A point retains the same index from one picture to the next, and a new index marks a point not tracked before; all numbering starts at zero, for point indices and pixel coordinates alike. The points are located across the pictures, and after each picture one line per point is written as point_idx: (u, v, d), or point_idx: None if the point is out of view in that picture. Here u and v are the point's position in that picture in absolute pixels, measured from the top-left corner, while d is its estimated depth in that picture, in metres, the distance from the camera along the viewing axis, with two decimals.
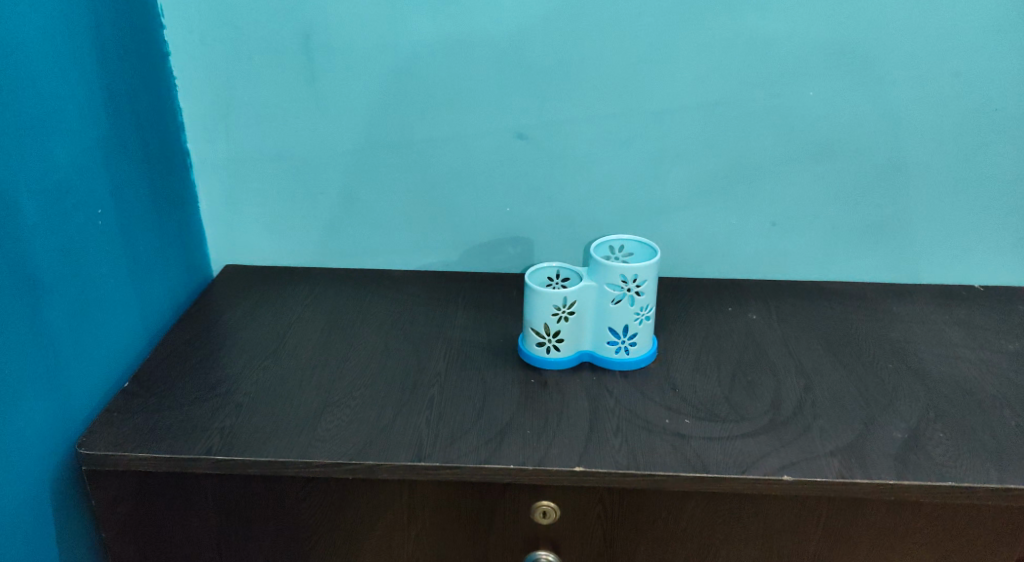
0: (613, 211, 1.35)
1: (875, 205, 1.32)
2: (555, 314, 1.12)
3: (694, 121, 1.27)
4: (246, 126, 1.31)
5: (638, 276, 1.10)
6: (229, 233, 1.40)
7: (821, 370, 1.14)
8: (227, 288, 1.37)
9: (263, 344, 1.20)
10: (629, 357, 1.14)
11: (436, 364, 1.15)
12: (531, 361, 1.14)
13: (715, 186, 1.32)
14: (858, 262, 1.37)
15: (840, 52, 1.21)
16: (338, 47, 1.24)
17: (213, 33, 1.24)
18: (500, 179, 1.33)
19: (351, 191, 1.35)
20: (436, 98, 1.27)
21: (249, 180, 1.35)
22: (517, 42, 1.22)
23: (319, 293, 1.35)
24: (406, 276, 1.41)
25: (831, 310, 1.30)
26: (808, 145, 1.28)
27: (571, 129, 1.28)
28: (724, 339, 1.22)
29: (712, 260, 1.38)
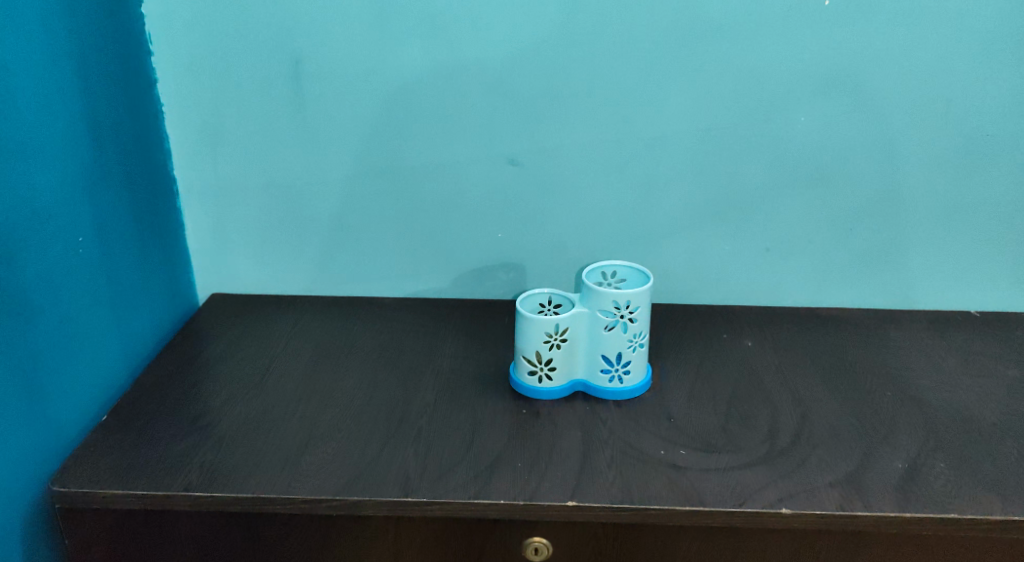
0: (602, 239, 1.32)
1: (864, 229, 1.30)
2: (547, 342, 1.09)
3: (686, 146, 1.25)
4: (234, 155, 1.29)
5: (630, 303, 1.08)
6: (215, 257, 1.37)
7: (819, 399, 1.12)
8: (224, 314, 1.34)
9: (248, 376, 1.17)
10: (621, 386, 1.12)
11: (427, 397, 1.12)
12: (522, 391, 1.12)
13: (706, 211, 1.30)
14: (854, 287, 1.34)
15: (828, 77, 1.20)
16: (326, 72, 1.22)
17: (204, 59, 1.23)
18: (491, 205, 1.31)
19: (339, 218, 1.33)
20: (429, 127, 1.25)
21: (237, 207, 1.33)
22: (506, 69, 1.21)
23: (309, 322, 1.32)
24: (397, 303, 1.38)
25: (828, 338, 1.27)
26: (799, 170, 1.26)
27: (562, 156, 1.27)
28: (720, 367, 1.20)
29: (708, 287, 1.36)
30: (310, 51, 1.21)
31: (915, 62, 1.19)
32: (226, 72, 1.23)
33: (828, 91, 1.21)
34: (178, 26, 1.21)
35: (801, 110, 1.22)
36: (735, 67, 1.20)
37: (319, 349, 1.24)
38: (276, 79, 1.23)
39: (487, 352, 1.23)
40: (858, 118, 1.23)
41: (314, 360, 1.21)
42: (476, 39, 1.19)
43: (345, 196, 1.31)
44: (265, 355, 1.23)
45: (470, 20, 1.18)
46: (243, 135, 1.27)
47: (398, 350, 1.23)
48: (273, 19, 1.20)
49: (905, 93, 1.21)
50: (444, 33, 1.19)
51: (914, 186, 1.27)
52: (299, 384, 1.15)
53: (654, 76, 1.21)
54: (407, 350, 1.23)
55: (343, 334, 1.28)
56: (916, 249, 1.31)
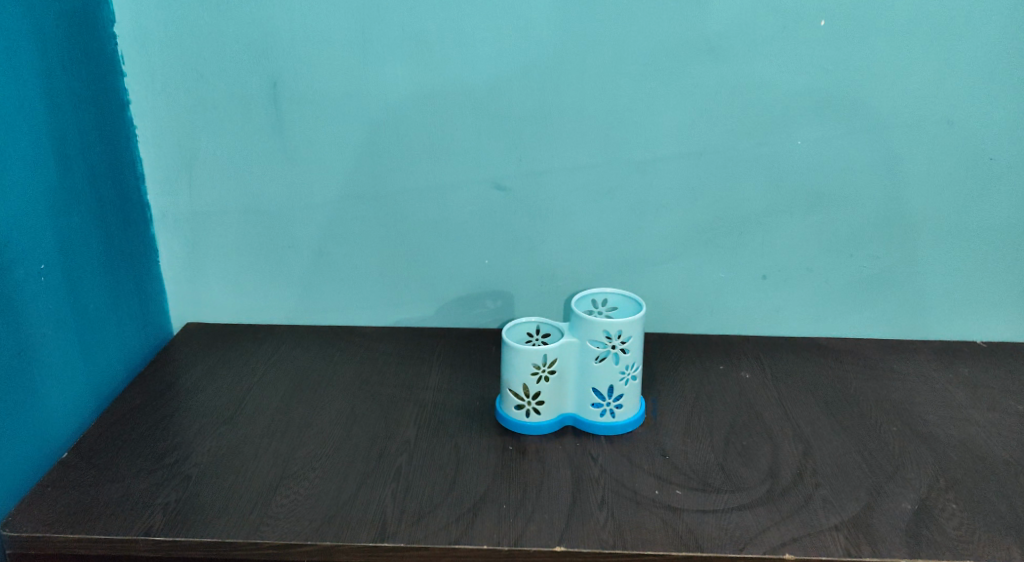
0: (593, 266, 1.27)
1: (864, 255, 1.25)
2: (535, 374, 1.04)
3: (680, 170, 1.21)
4: (211, 179, 1.24)
5: (622, 332, 1.03)
6: (190, 285, 1.31)
7: (821, 435, 1.06)
8: (198, 343, 1.29)
9: (220, 409, 1.11)
10: (614, 421, 1.06)
11: (408, 432, 1.06)
12: (510, 426, 1.06)
13: (700, 237, 1.25)
14: (854, 317, 1.30)
15: (826, 100, 1.16)
16: (306, 94, 1.18)
17: (179, 80, 1.18)
18: (478, 232, 1.26)
19: (320, 244, 1.27)
20: (413, 149, 1.21)
21: (213, 233, 1.28)
22: (494, 91, 1.17)
23: (287, 352, 1.26)
24: (380, 332, 1.32)
25: (829, 369, 1.22)
26: (797, 194, 1.22)
27: (552, 180, 1.22)
28: (717, 401, 1.14)
29: (702, 316, 1.31)
30: (290, 73, 1.17)
31: (913, 85, 1.15)
32: (203, 93, 1.19)
33: (826, 113, 1.17)
34: (153, 46, 1.16)
35: (798, 133, 1.18)
36: (729, 90, 1.16)
37: (296, 380, 1.18)
38: (255, 103, 1.19)
39: (473, 384, 1.17)
40: (858, 143, 1.19)
41: (290, 392, 1.16)
42: (462, 59, 1.15)
43: (327, 222, 1.26)
44: (239, 387, 1.17)
45: (456, 40, 1.14)
46: (221, 158, 1.23)
47: (379, 382, 1.18)
48: (253, 39, 1.16)
49: (904, 116, 1.17)
50: (429, 55, 1.15)
51: (915, 211, 1.22)
52: (273, 418, 1.09)
53: (646, 100, 1.17)
54: (389, 381, 1.18)
55: (322, 365, 1.22)
56: (918, 276, 1.26)
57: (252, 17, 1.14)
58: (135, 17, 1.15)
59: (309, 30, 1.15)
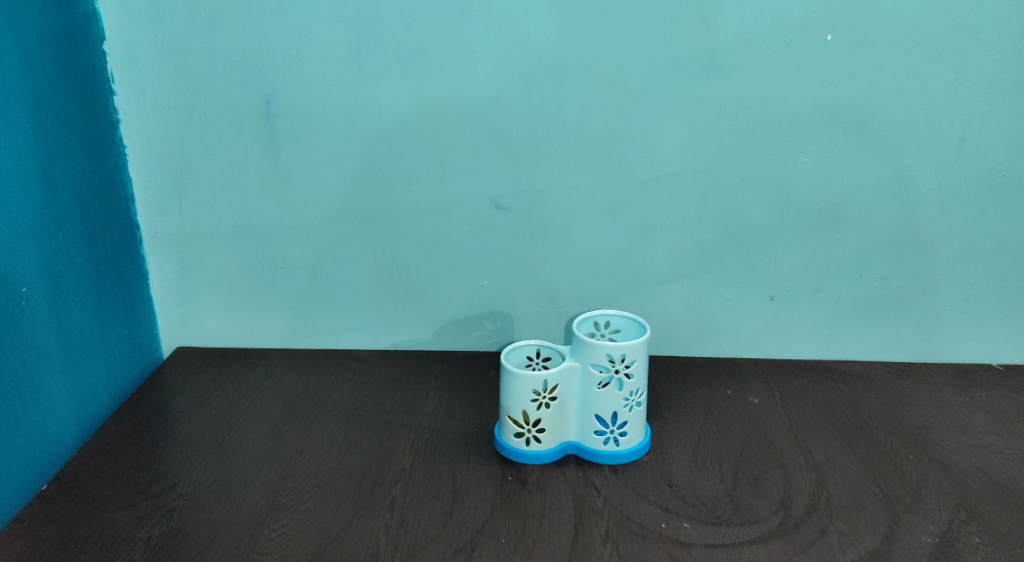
0: (596, 287, 1.24)
1: (875, 275, 1.22)
2: (535, 400, 0.99)
3: (684, 189, 1.18)
4: (202, 199, 1.21)
5: (625, 356, 0.99)
6: (181, 308, 1.28)
7: (835, 463, 1.02)
8: (189, 368, 1.25)
9: (208, 438, 1.07)
10: (618, 449, 1.02)
11: (403, 461, 1.02)
12: (509, 455, 1.02)
13: (705, 257, 1.21)
14: (865, 339, 1.26)
15: (834, 116, 1.13)
16: (300, 112, 1.15)
17: (170, 98, 1.15)
18: (476, 252, 1.22)
19: (314, 265, 1.24)
20: (410, 168, 1.18)
21: (205, 254, 1.24)
22: (492, 108, 1.14)
23: (280, 377, 1.22)
24: (376, 356, 1.28)
25: (840, 393, 1.18)
26: (805, 213, 1.18)
27: (552, 199, 1.19)
28: (725, 427, 1.10)
29: (708, 339, 1.27)
30: (284, 90, 1.14)
31: (925, 101, 1.12)
32: (194, 111, 1.16)
33: (834, 130, 1.14)
34: (143, 64, 1.14)
35: (806, 150, 1.15)
36: (734, 106, 1.13)
37: (288, 407, 1.14)
38: (248, 121, 1.16)
39: (471, 410, 1.13)
40: (867, 160, 1.15)
41: (282, 418, 1.12)
42: (460, 76, 1.12)
43: (322, 243, 1.22)
44: (230, 413, 1.13)
45: (453, 56, 1.11)
46: (212, 178, 1.19)
47: (374, 407, 1.14)
48: (246, 56, 1.13)
49: (915, 132, 1.14)
50: (426, 71, 1.12)
51: (927, 230, 1.19)
52: (263, 446, 1.05)
53: (648, 117, 1.14)
54: (384, 407, 1.14)
55: (315, 390, 1.18)
56: (931, 297, 1.22)
57: (244, 34, 1.12)
58: (125, 34, 1.12)
59: (302, 46, 1.12)
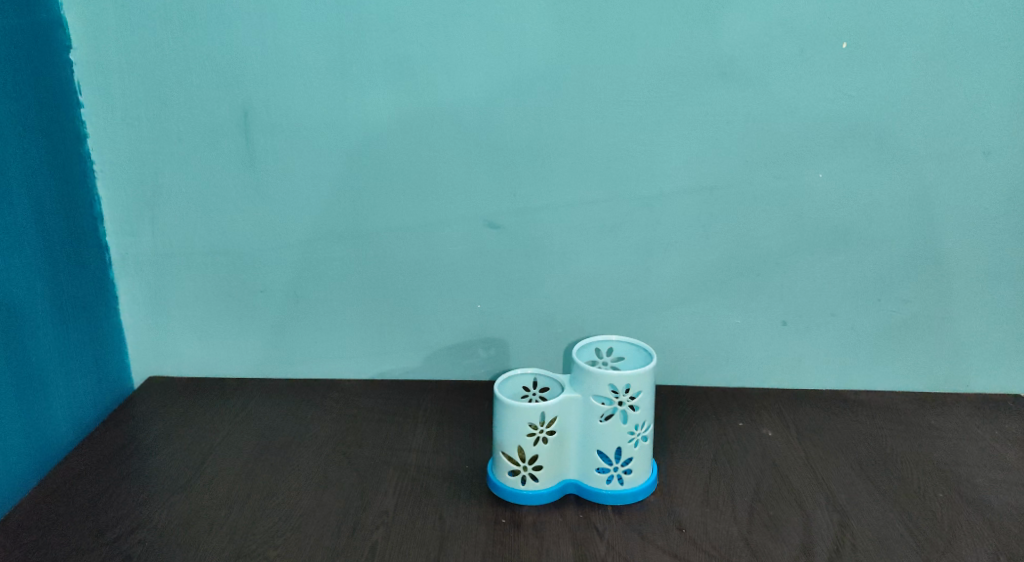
0: (596, 311, 1.16)
1: (895, 299, 1.14)
2: (531, 435, 0.91)
3: (690, 206, 1.10)
4: (175, 218, 1.13)
5: (629, 387, 0.90)
6: (153, 335, 1.20)
7: (858, 503, 0.93)
8: (159, 400, 1.16)
9: (174, 475, 0.98)
10: (622, 488, 0.93)
11: (386, 502, 0.93)
12: (503, 494, 0.93)
13: (713, 279, 1.14)
14: (884, 367, 1.17)
15: (849, 129, 1.06)
16: (280, 125, 1.08)
17: (141, 110, 1.08)
18: (469, 274, 1.14)
19: (296, 289, 1.16)
20: (397, 185, 1.10)
21: (179, 277, 1.16)
22: (485, 120, 1.07)
23: (256, 409, 1.13)
24: (361, 386, 1.20)
25: (860, 425, 1.09)
26: (819, 232, 1.11)
27: (549, 218, 1.11)
28: (738, 463, 1.01)
29: (717, 367, 1.19)
30: (263, 101, 1.07)
31: (946, 113, 1.05)
32: (167, 124, 1.09)
33: (850, 143, 1.07)
34: (112, 74, 1.07)
35: (819, 165, 1.08)
36: (743, 119, 1.06)
37: (264, 441, 1.06)
38: (224, 134, 1.09)
39: (462, 445, 1.04)
40: (885, 175, 1.08)
41: (256, 454, 1.03)
42: (450, 86, 1.05)
43: (303, 265, 1.15)
44: (200, 448, 1.04)
45: (443, 65, 1.05)
46: (187, 195, 1.12)
47: (357, 442, 1.05)
48: (223, 66, 1.06)
49: (936, 146, 1.07)
50: (414, 81, 1.05)
51: (949, 250, 1.11)
52: (234, 484, 0.96)
53: (651, 130, 1.07)
54: (368, 442, 1.05)
55: (294, 423, 1.10)
56: (954, 322, 1.15)
57: (221, 42, 1.05)
58: (94, 43, 1.05)
59: (283, 55, 1.05)
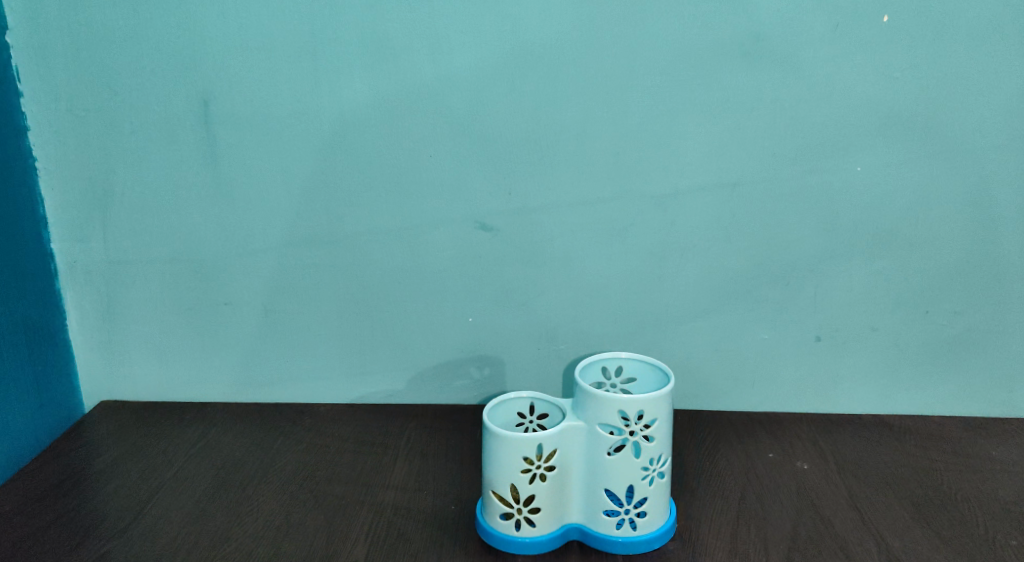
0: (604, 326, 1.02)
1: (945, 311, 0.99)
2: (527, 471, 0.77)
3: (710, 206, 0.97)
4: (128, 223, 1.00)
5: (642, 414, 0.77)
6: (106, 355, 1.06)
7: (916, 553, 0.78)
8: (110, 427, 1.03)
9: (114, 517, 0.85)
10: (635, 534, 0.79)
11: (357, 551, 0.79)
12: (495, 542, 0.79)
13: (737, 289, 1.00)
14: (933, 389, 1.03)
15: (894, 115, 0.92)
16: (244, 115, 0.95)
17: (88, 100, 0.96)
18: (458, 285, 1.01)
19: (264, 302, 1.03)
20: (377, 183, 0.97)
21: (133, 289, 1.03)
22: (475, 108, 0.94)
23: (216, 438, 1.00)
24: (339, 411, 1.06)
25: (910, 457, 0.95)
26: (858, 235, 0.97)
27: (549, 220, 0.98)
28: (770, 503, 0.87)
29: (741, 389, 1.05)
30: (224, 89, 0.94)
31: (1006, 95, 0.91)
32: (117, 116, 0.96)
33: (894, 132, 0.93)
34: (55, 59, 0.94)
35: (859, 157, 0.94)
36: (770, 105, 0.92)
37: (221, 476, 0.92)
38: (182, 127, 0.96)
39: (449, 482, 0.90)
40: (934, 169, 0.94)
41: (212, 491, 0.89)
42: (436, 69, 0.93)
43: (274, 276, 1.02)
44: (147, 484, 0.91)
45: (427, 46, 0.92)
46: (141, 196, 0.99)
47: (328, 478, 0.91)
48: (180, 49, 0.93)
49: (994, 135, 0.93)
50: (395, 64, 0.93)
51: (1008, 255, 0.97)
52: (181, 529, 0.83)
53: (667, 118, 0.93)
54: (341, 478, 0.91)
55: (259, 455, 0.96)
56: (1015, 337, 1.00)
57: (176, 21, 0.92)
58: (33, 23, 0.93)
59: (246, 35, 0.92)
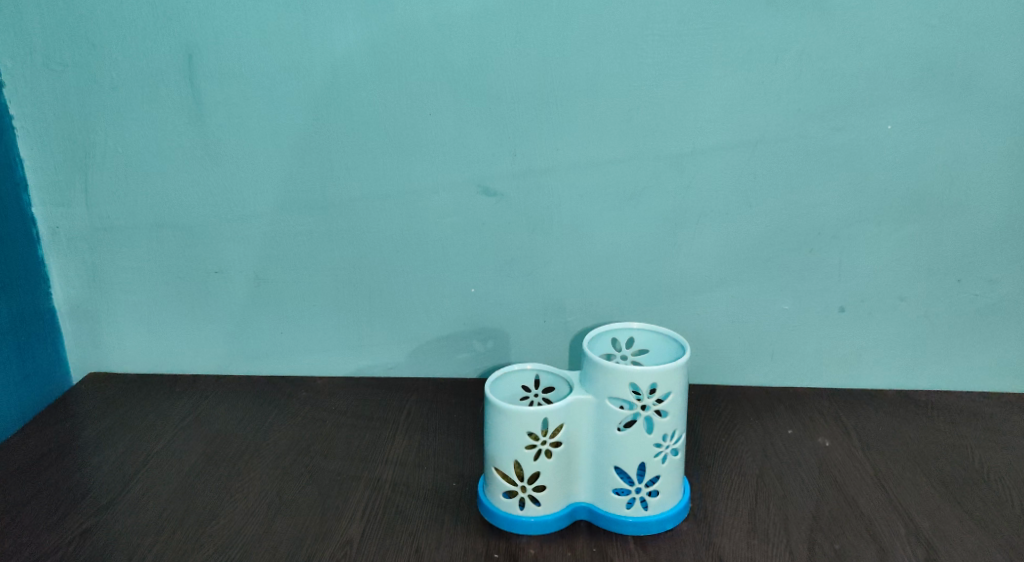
0: (614, 295, 0.97)
1: (978, 280, 0.93)
2: (532, 447, 0.72)
3: (728, 167, 0.91)
4: (113, 185, 0.95)
5: (655, 388, 0.71)
6: (93, 325, 1.02)
7: (948, 534, 0.73)
8: (97, 399, 0.98)
9: (98, 491, 0.81)
10: (646, 513, 0.74)
11: (351, 529, 0.74)
12: (497, 521, 0.75)
13: (756, 257, 0.94)
14: (963, 363, 0.97)
15: (928, 68, 0.86)
16: (232, 70, 0.90)
17: (67, 54, 0.90)
18: (460, 252, 0.96)
19: (257, 270, 0.98)
20: (374, 143, 0.92)
21: (119, 255, 0.98)
22: (478, 62, 0.88)
23: (208, 411, 0.95)
24: (336, 385, 1.02)
25: (939, 434, 0.89)
26: (886, 198, 0.91)
27: (556, 182, 0.92)
28: (790, 481, 0.81)
29: (758, 362, 0.99)
30: (211, 42, 0.89)
31: None
32: (98, 71, 0.91)
33: (927, 86, 0.86)
34: (31, 10, 0.89)
35: (889, 114, 0.88)
36: (795, 57, 0.86)
37: (211, 451, 0.87)
38: (166, 83, 0.91)
39: (450, 458, 0.86)
40: (970, 127, 0.88)
41: (200, 465, 0.85)
42: (435, 19, 0.87)
43: (267, 243, 0.97)
44: (134, 458, 0.86)
45: None
46: (125, 157, 0.94)
47: (323, 453, 0.87)
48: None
49: None
50: (392, 14, 0.87)
51: None
52: (166, 505, 0.78)
53: (683, 72, 0.87)
54: (336, 453, 0.87)
55: (251, 429, 0.92)
56: None
57: None
58: None
59: None
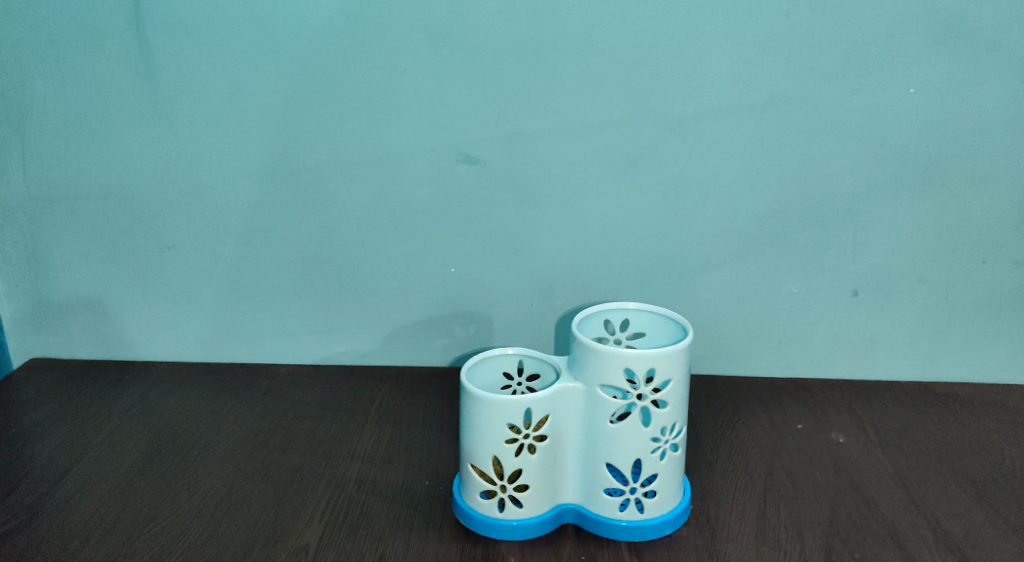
0: (606, 276, 0.88)
1: (1006, 261, 0.85)
2: (513, 442, 0.63)
3: (733, 134, 0.82)
4: (53, 151, 0.86)
5: (653, 374, 0.63)
6: (35, 305, 0.93)
7: (981, 541, 0.65)
8: (37, 387, 0.89)
9: (26, 488, 0.72)
10: (641, 517, 0.66)
11: (309, 532, 0.66)
12: (474, 525, 0.66)
13: (763, 234, 0.86)
14: (986, 352, 0.89)
15: (956, 23, 0.77)
16: (184, 20, 0.81)
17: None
18: (438, 227, 0.87)
19: (213, 245, 0.89)
20: (342, 104, 0.83)
21: (61, 228, 0.89)
22: (457, 13, 0.79)
23: (159, 401, 0.87)
24: (302, 373, 0.93)
25: (964, 430, 0.81)
26: (907, 170, 0.83)
27: (543, 149, 0.83)
28: (801, 481, 0.73)
29: (765, 350, 0.91)
30: None
31: None
32: (36, 21, 0.82)
33: (954, 44, 0.78)
34: None
35: (912, 74, 0.79)
36: (809, 10, 0.77)
37: (157, 445, 0.79)
38: (110, 35, 0.82)
39: (424, 454, 0.77)
40: (1001, 91, 0.79)
41: (144, 460, 0.76)
42: None
43: (225, 216, 0.88)
44: (70, 451, 0.77)
45: None
46: (67, 119, 0.85)
47: (283, 448, 0.78)
48: None
49: None
50: None
51: None
52: (100, 504, 0.69)
53: (685, 26, 0.79)
54: (297, 447, 0.78)
55: (204, 421, 0.83)
56: None
57: None
58: None
59: None
